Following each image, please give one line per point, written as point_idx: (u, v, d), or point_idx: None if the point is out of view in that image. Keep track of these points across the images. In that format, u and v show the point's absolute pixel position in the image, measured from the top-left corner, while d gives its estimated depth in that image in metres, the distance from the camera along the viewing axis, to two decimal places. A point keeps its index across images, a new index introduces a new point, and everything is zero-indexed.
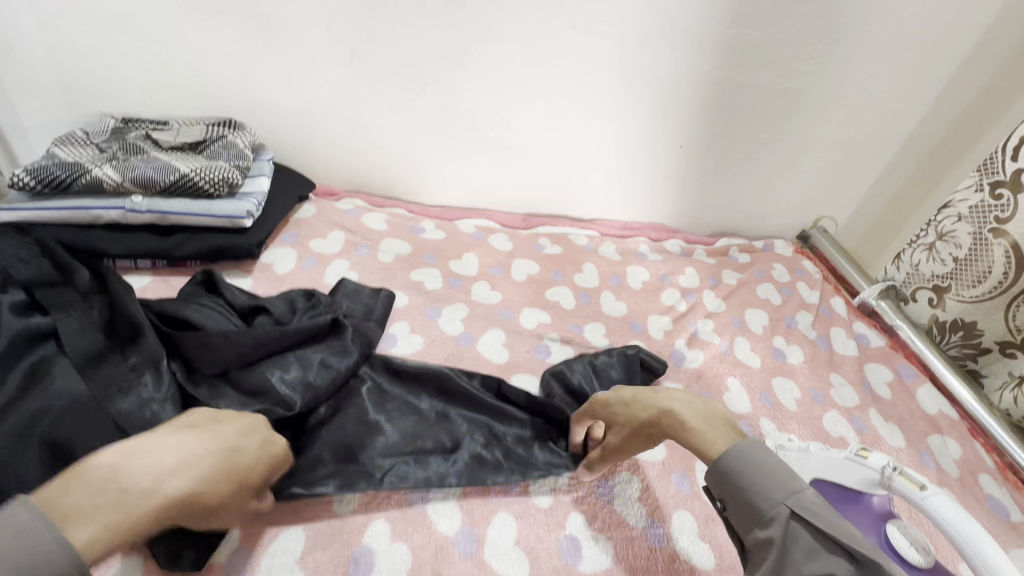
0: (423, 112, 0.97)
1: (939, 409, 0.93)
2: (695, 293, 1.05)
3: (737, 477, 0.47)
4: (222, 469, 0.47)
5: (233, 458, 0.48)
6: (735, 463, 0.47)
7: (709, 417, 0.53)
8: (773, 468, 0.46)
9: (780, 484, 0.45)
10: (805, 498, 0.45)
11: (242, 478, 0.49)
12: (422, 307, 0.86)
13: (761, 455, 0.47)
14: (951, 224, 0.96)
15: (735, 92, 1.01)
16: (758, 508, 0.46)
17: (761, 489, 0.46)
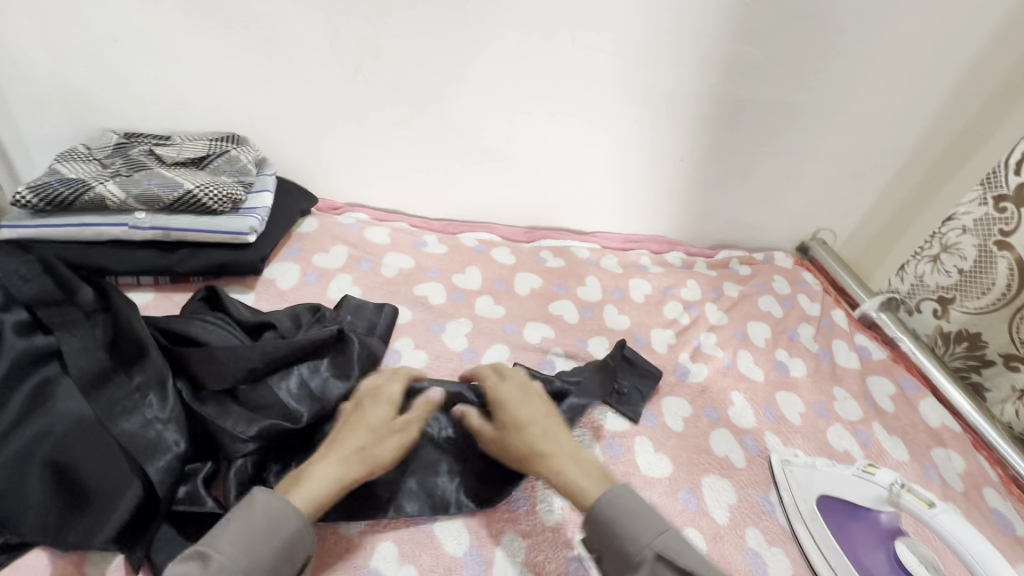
0: (426, 127, 0.98)
1: (941, 422, 0.93)
2: (697, 306, 1.05)
3: (610, 522, 0.52)
4: (366, 438, 0.58)
5: (370, 431, 0.58)
6: (604, 510, 0.52)
7: (588, 467, 0.57)
8: (638, 513, 0.52)
9: (646, 528, 0.51)
10: (670, 542, 0.50)
11: (384, 438, 0.59)
12: (425, 322, 0.86)
13: (632, 502, 0.53)
14: (956, 236, 0.97)
15: (735, 107, 1.02)
16: (626, 554, 0.50)
17: (630, 535, 0.51)
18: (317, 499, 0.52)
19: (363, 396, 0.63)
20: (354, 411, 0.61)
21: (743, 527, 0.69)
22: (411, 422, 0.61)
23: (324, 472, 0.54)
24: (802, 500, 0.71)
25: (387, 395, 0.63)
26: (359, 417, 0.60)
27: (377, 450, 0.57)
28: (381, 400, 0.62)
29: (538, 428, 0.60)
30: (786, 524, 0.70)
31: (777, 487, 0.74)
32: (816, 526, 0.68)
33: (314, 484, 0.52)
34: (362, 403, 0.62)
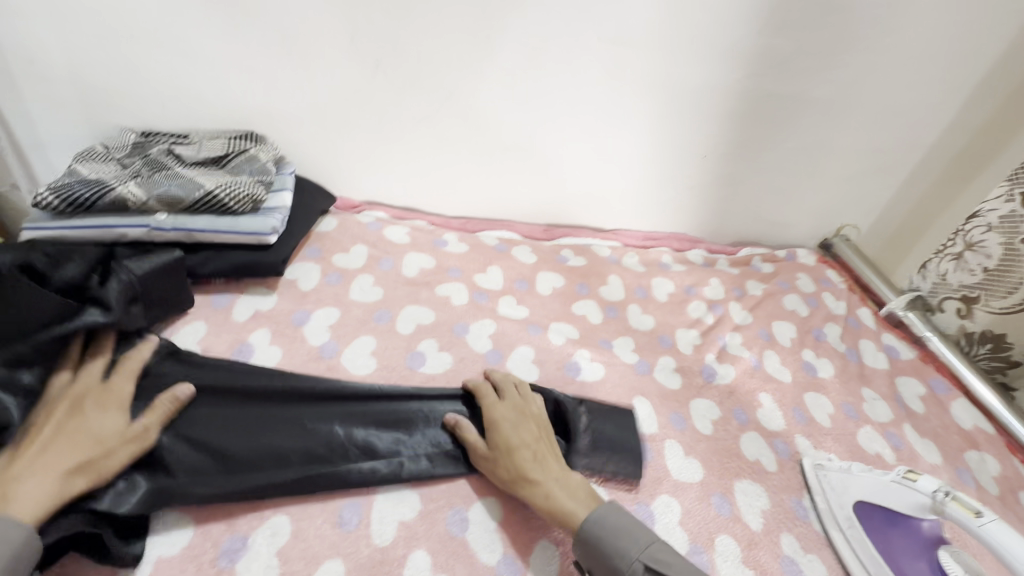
0: (446, 124, 0.96)
1: (974, 424, 0.91)
2: (721, 305, 1.03)
3: (600, 541, 0.55)
4: (86, 450, 0.54)
5: (104, 440, 0.55)
6: (594, 528, 0.56)
7: (574, 489, 0.60)
8: (625, 529, 0.56)
9: (633, 543, 0.55)
10: (654, 553, 0.54)
11: (118, 449, 0.55)
12: (447, 323, 0.84)
13: (619, 519, 0.57)
14: (980, 234, 0.95)
15: (762, 101, 1.00)
16: (618, 569, 0.54)
17: (618, 551, 0.55)
18: (38, 513, 0.49)
19: (83, 399, 0.58)
20: (65, 416, 0.56)
21: (778, 532, 0.68)
22: (150, 428, 0.58)
23: (29, 485, 0.50)
24: (838, 507, 0.69)
25: (114, 400, 0.59)
26: (83, 427, 0.55)
27: (104, 463, 0.54)
28: (104, 406, 0.58)
29: (529, 449, 0.62)
30: (821, 530, 0.69)
31: (811, 492, 0.72)
32: (854, 532, 0.67)
33: (24, 498, 0.49)
34: (77, 409, 0.57)
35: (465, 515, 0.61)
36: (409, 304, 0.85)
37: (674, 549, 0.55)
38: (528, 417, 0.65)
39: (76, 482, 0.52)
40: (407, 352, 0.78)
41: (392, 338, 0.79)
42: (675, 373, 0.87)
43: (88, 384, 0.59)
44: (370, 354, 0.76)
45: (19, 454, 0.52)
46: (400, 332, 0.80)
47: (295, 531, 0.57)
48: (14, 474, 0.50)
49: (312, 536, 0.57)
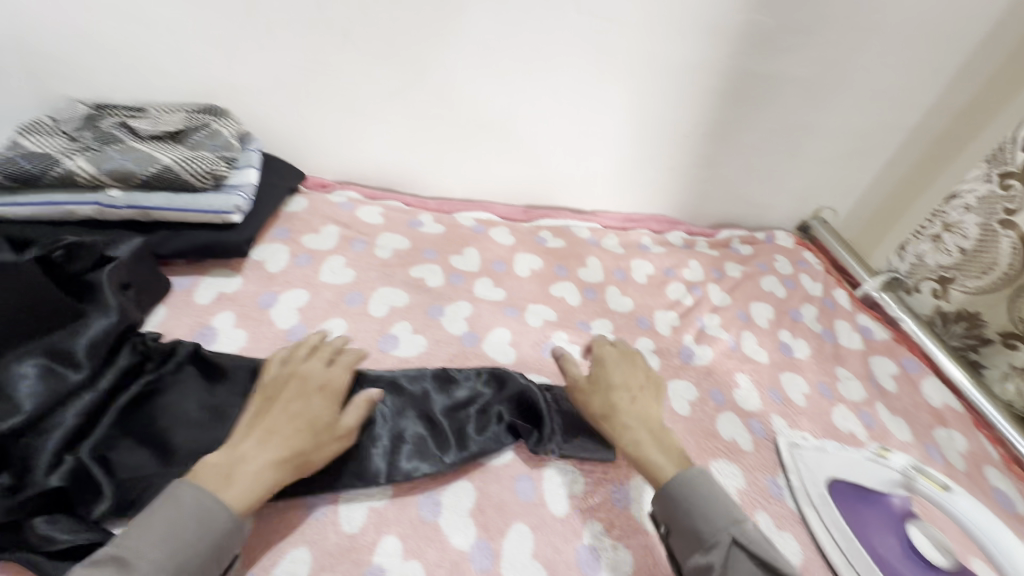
0: (421, 100, 0.92)
1: (943, 402, 0.93)
2: (700, 287, 1.03)
3: (688, 506, 0.55)
4: (304, 441, 0.54)
5: (315, 429, 0.56)
6: (687, 491, 0.56)
7: (668, 450, 0.61)
8: (717, 504, 0.55)
9: (726, 517, 0.54)
10: (744, 530, 0.53)
11: (323, 443, 0.56)
12: (422, 305, 0.82)
13: (710, 490, 0.56)
14: (959, 215, 0.96)
15: (744, 81, 0.98)
16: (700, 534, 0.54)
17: (705, 517, 0.54)
18: (248, 500, 0.50)
19: (287, 385, 0.59)
20: (293, 397, 0.58)
21: (753, 511, 0.68)
22: (354, 427, 0.59)
23: (257, 471, 0.51)
24: (811, 485, 0.70)
25: (332, 388, 0.60)
26: (302, 388, 0.59)
27: (314, 454, 0.55)
28: (319, 392, 0.59)
29: (626, 407, 0.64)
30: (795, 507, 0.69)
31: (785, 470, 0.72)
32: (827, 510, 0.67)
33: (244, 481, 0.50)
34: (326, 392, 0.59)
35: (436, 500, 0.59)
36: (383, 286, 0.82)
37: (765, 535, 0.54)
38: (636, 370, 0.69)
39: (286, 475, 0.53)
40: (379, 335, 0.75)
41: (364, 321, 0.76)
42: (653, 354, 0.86)
43: (319, 374, 0.61)
44: (341, 337, 0.74)
45: (254, 432, 0.54)
46: (372, 315, 0.78)
47: (259, 520, 0.55)
48: (245, 453, 0.52)
49: (277, 524, 0.55)
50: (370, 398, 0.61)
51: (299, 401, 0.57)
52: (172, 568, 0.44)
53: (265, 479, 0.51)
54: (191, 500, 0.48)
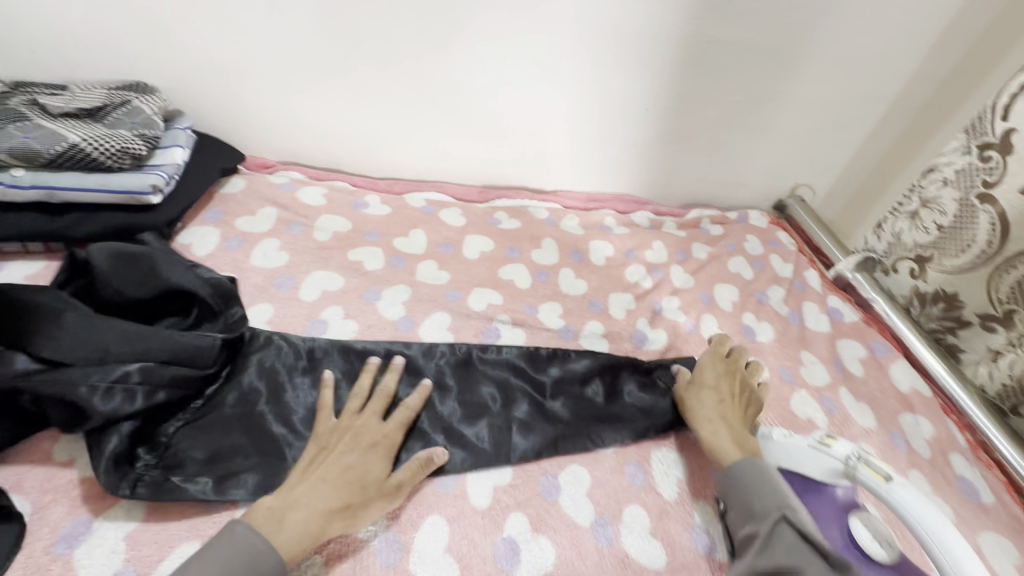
0: (361, 73, 0.88)
1: (912, 387, 0.89)
2: (662, 268, 0.98)
3: (743, 483, 0.58)
4: (354, 493, 0.53)
5: (369, 483, 0.54)
6: (744, 469, 0.59)
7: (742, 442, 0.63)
8: (773, 488, 0.56)
9: (779, 498, 0.55)
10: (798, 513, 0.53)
11: (369, 497, 0.54)
12: (358, 289, 0.79)
13: (766, 477, 0.58)
14: (937, 190, 0.90)
15: (703, 49, 0.93)
16: (754, 508, 0.55)
17: (760, 496, 0.56)
18: (298, 547, 0.48)
19: (346, 437, 0.58)
20: (347, 449, 0.56)
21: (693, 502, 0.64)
22: (402, 486, 0.56)
23: (306, 518, 0.50)
24: None
25: (385, 442, 0.58)
26: (361, 436, 0.58)
27: (361, 509, 0.53)
28: (373, 448, 0.57)
29: (713, 407, 0.67)
30: None
31: None
32: None
33: (295, 528, 0.49)
34: (379, 444, 0.58)
35: None
36: (317, 270, 0.79)
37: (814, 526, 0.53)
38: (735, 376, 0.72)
39: (334, 527, 0.51)
40: (307, 320, 0.72)
41: (292, 307, 0.73)
42: (602, 339, 0.83)
43: (374, 430, 0.59)
44: (266, 323, 0.71)
45: (310, 477, 0.53)
46: (302, 300, 0.74)
47: None
48: (297, 498, 0.51)
49: None
50: (425, 459, 0.58)
51: (359, 451, 0.56)
52: None
53: (312, 530, 0.49)
54: (245, 530, 0.48)
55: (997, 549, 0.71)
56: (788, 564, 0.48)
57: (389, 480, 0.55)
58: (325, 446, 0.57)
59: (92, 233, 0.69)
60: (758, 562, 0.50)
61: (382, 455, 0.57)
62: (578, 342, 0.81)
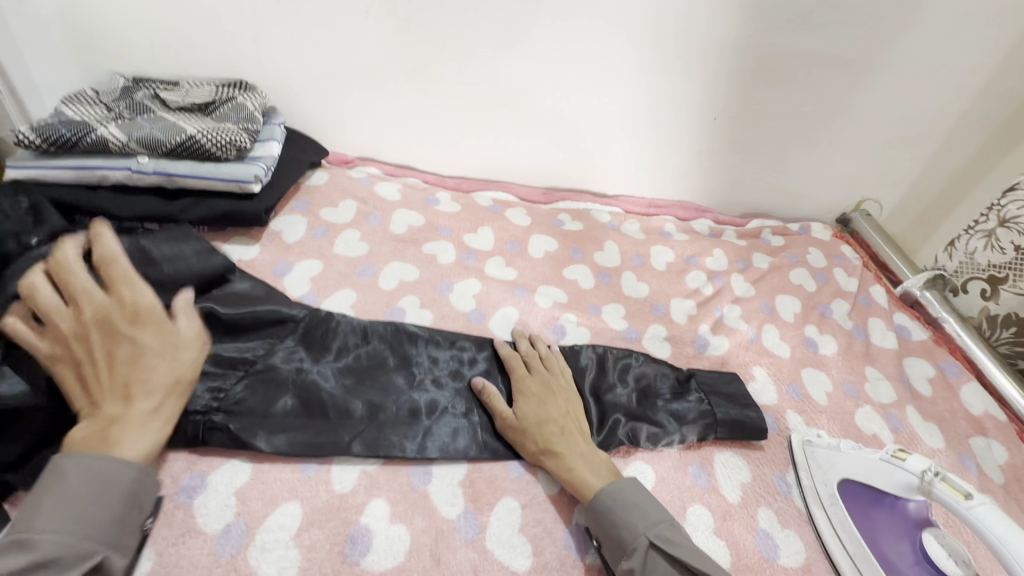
0: (441, 77, 0.92)
1: (985, 410, 0.86)
2: (722, 276, 0.99)
3: (609, 511, 0.55)
4: (176, 371, 0.53)
5: (175, 362, 0.54)
6: (609, 495, 0.56)
7: (597, 466, 0.60)
8: (633, 507, 0.55)
9: (643, 518, 0.55)
10: (661, 531, 0.54)
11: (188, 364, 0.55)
12: (431, 280, 0.83)
13: (622, 496, 0.56)
14: (1017, 209, 0.87)
15: (776, 59, 0.93)
16: (622, 541, 0.54)
17: (626, 523, 0.54)
18: (149, 451, 0.50)
19: (111, 322, 0.53)
20: (127, 339, 0.52)
21: (756, 506, 0.65)
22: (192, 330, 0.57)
23: (138, 424, 0.50)
24: (822, 484, 0.66)
25: (144, 310, 0.55)
26: (128, 312, 0.54)
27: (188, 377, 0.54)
28: (139, 321, 0.54)
29: (556, 440, 0.61)
30: (802, 506, 0.67)
31: (796, 468, 0.70)
32: (836, 510, 0.64)
33: (129, 440, 0.49)
34: (134, 318, 0.54)
35: (428, 469, 0.61)
36: (394, 261, 0.84)
37: (681, 532, 0.55)
38: (552, 391, 0.66)
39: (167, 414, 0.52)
40: (387, 307, 0.77)
41: (373, 294, 0.78)
42: (664, 342, 0.84)
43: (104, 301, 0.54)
44: (350, 308, 0.75)
45: (117, 390, 0.50)
46: (381, 288, 0.79)
47: (254, 474, 0.56)
48: (114, 420, 0.49)
49: (272, 479, 0.57)
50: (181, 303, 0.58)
51: (135, 339, 0.53)
52: (89, 532, 0.44)
53: (156, 424, 0.51)
54: (78, 472, 0.45)
55: None
56: None
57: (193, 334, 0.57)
58: (108, 351, 0.51)
59: (201, 217, 0.76)
60: None
61: (143, 324, 0.54)
62: (641, 343, 0.83)
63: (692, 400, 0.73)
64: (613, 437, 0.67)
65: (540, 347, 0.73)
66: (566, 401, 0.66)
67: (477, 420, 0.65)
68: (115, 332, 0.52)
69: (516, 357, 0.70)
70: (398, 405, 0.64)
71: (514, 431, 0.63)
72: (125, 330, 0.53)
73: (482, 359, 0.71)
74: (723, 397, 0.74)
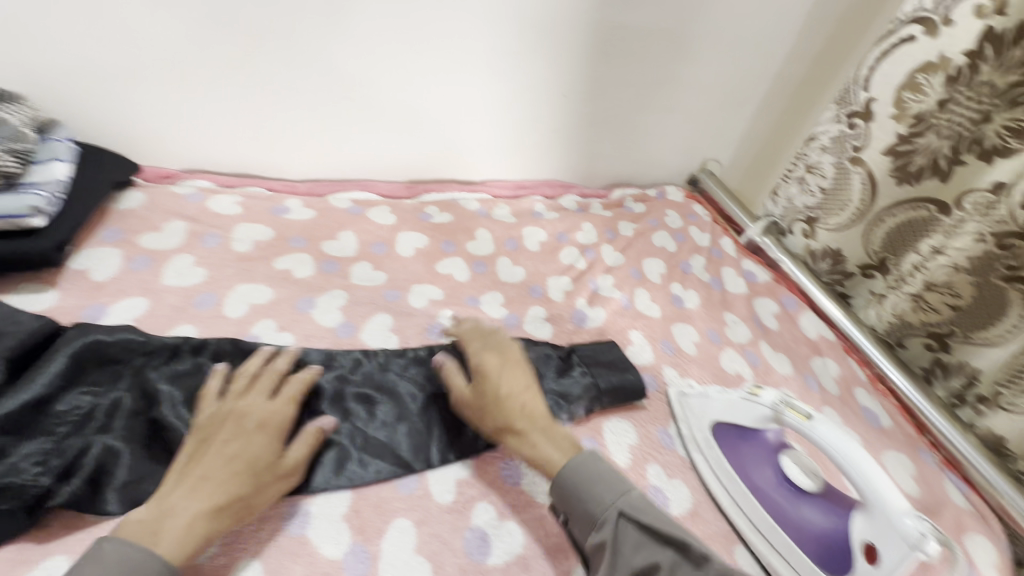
0: (268, 69, 0.82)
1: (818, 333, 0.99)
2: (593, 249, 1.02)
3: (578, 489, 0.55)
4: (244, 484, 0.50)
5: (258, 463, 0.51)
6: (571, 471, 0.55)
7: (559, 440, 0.59)
8: (606, 479, 0.55)
9: (609, 489, 0.54)
10: (632, 500, 0.53)
11: (265, 484, 0.51)
12: (288, 298, 0.75)
13: (588, 471, 0.56)
14: (817, 156, 1.00)
15: (612, 34, 0.96)
16: (591, 514, 0.53)
17: (594, 496, 0.54)
18: (186, 547, 0.45)
19: (242, 418, 0.54)
20: (229, 436, 0.52)
21: (645, 464, 0.69)
22: (299, 464, 0.55)
23: (194, 514, 0.47)
24: (698, 430, 0.72)
25: (272, 423, 0.55)
26: (265, 417, 0.55)
27: (255, 497, 0.50)
28: (259, 429, 0.54)
29: (518, 416, 0.60)
30: (684, 454, 0.71)
31: (676, 420, 0.74)
32: (712, 453, 0.69)
33: (176, 532, 0.45)
34: (266, 426, 0.54)
35: (305, 511, 0.55)
36: (241, 284, 0.74)
37: (649, 501, 0.54)
38: (512, 365, 0.65)
39: (224, 522, 0.48)
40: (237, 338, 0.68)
41: (217, 324, 0.69)
42: (545, 322, 0.85)
43: (260, 409, 0.55)
44: None
45: (188, 478, 0.49)
46: (227, 317, 0.70)
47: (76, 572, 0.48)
48: (174, 503, 0.47)
49: None
50: (316, 432, 0.57)
51: (250, 437, 0.53)
52: None
53: (200, 529, 0.46)
54: (118, 548, 0.43)
55: (898, 464, 0.81)
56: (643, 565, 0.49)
57: (293, 462, 0.54)
58: (201, 441, 0.52)
59: None
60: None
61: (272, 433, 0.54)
62: (523, 328, 0.83)
63: (577, 374, 0.74)
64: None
65: (485, 327, 0.71)
66: (526, 373, 0.65)
67: (375, 437, 0.61)
68: (245, 423, 0.53)
69: (472, 343, 0.68)
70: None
71: (482, 414, 0.62)
72: (249, 429, 0.53)
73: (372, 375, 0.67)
74: (604, 366, 0.76)
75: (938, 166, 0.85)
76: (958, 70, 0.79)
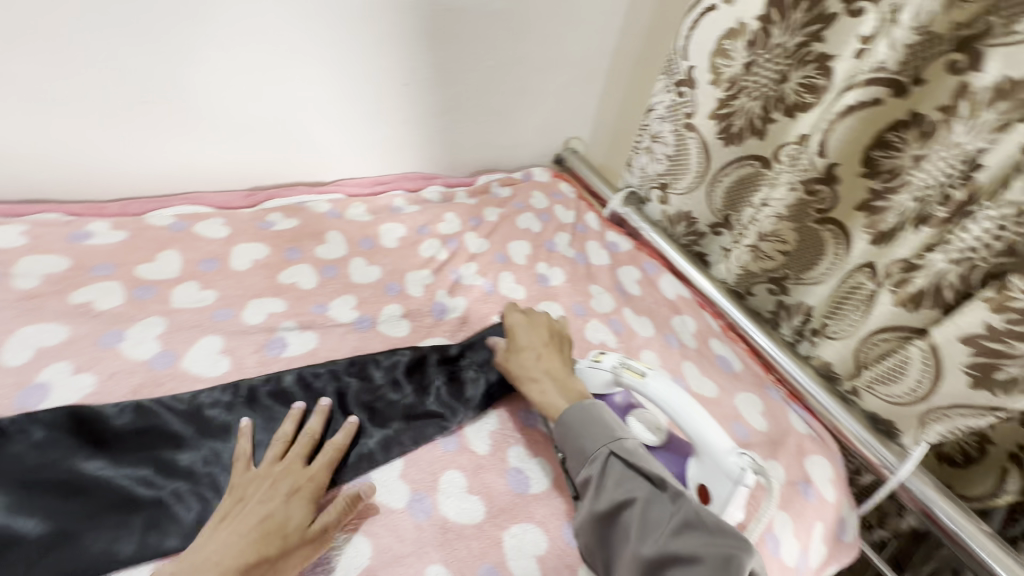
0: (33, 77, 0.72)
1: (676, 293, 1.05)
2: (456, 238, 1.00)
3: (575, 432, 0.61)
4: (271, 545, 0.49)
5: (291, 525, 0.51)
6: (573, 412, 0.62)
7: (566, 388, 0.67)
8: (600, 422, 0.61)
9: (605, 432, 0.60)
10: (624, 444, 0.59)
11: (292, 545, 0.51)
12: (90, 335, 0.66)
13: (592, 414, 0.62)
14: (658, 125, 1.05)
15: (442, 17, 0.93)
16: (585, 450, 0.60)
17: (589, 437, 0.60)
18: None
19: (277, 480, 0.55)
20: (263, 498, 0.53)
21: (506, 447, 0.68)
22: (329, 528, 0.53)
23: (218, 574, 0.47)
24: None
25: (306, 487, 0.55)
26: (294, 480, 0.55)
27: (281, 561, 0.50)
28: (293, 493, 0.54)
29: (530, 364, 0.69)
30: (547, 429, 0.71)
31: None
32: None
33: None
34: (300, 490, 0.55)
35: None
36: (28, 325, 0.65)
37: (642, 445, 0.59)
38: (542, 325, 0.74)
39: None
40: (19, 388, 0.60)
41: None
42: (402, 320, 0.82)
43: (297, 474, 0.56)
44: None
45: (220, 534, 0.50)
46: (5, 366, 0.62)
47: None
48: (203, 560, 0.48)
49: None
50: (354, 495, 0.56)
51: (281, 497, 0.53)
52: None
53: None
54: None
55: (747, 404, 0.87)
56: (624, 498, 0.55)
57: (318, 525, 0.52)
58: (236, 502, 0.54)
59: None
60: (597, 507, 0.56)
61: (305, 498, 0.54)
62: (377, 329, 0.79)
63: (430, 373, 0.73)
64: (352, 452, 0.62)
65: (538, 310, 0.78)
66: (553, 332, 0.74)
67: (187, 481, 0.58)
68: (280, 486, 0.54)
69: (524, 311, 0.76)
70: (70, 502, 0.54)
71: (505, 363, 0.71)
72: (281, 489, 0.54)
73: (192, 411, 0.63)
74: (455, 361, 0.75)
75: (755, 126, 0.91)
76: (754, 36, 0.85)
